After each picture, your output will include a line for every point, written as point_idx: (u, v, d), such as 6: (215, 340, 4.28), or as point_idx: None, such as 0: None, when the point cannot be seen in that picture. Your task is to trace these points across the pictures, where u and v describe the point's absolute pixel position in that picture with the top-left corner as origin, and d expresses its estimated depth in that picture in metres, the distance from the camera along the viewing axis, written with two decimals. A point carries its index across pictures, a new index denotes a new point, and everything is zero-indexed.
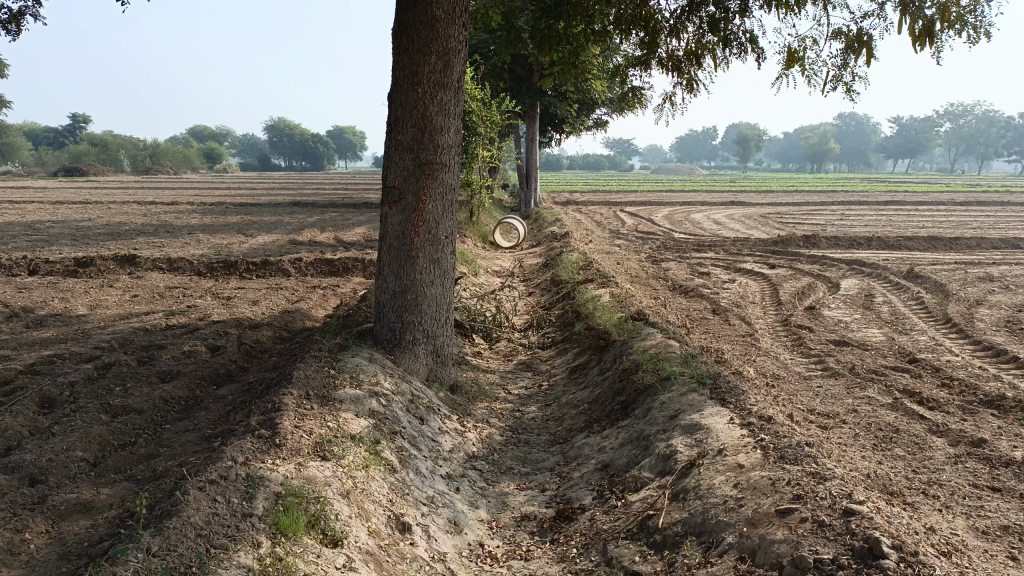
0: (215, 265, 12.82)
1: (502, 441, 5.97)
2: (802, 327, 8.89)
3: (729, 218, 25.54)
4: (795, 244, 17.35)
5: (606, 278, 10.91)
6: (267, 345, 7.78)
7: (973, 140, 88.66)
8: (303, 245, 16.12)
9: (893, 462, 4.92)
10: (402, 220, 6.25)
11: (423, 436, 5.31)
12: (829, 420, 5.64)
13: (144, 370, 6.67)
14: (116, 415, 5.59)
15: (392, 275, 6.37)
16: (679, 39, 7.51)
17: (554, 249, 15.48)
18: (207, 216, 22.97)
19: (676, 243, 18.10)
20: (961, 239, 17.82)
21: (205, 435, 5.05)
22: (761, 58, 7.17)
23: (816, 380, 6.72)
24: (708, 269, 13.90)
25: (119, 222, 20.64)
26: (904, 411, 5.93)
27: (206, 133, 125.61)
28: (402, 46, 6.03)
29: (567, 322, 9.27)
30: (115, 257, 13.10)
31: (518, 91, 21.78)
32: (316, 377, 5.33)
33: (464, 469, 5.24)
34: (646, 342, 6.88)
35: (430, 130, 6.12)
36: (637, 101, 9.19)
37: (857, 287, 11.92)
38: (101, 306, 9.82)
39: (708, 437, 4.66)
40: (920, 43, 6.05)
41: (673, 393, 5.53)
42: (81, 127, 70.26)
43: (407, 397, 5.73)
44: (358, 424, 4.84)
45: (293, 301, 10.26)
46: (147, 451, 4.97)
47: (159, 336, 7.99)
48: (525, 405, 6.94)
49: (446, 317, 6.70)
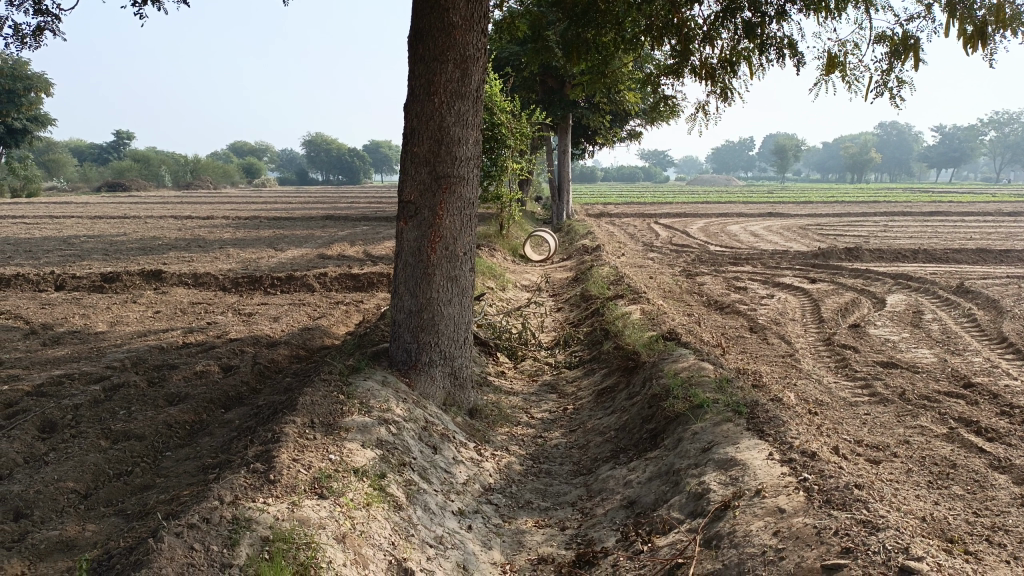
0: (240, 280, 12.65)
1: (522, 472, 5.58)
2: (846, 346, 8.38)
3: (766, 229, 24.96)
4: (836, 257, 16.73)
5: (638, 294, 10.46)
6: (281, 364, 7.51)
7: (1020, 148, 86.25)
8: (331, 259, 15.94)
9: (951, 503, 4.43)
10: (418, 236, 5.93)
11: (434, 468, 4.96)
12: (878, 453, 5.17)
13: (152, 392, 6.41)
14: (117, 441, 5.34)
15: (408, 294, 6.05)
16: (713, 46, 7.11)
17: (585, 262, 15.09)
18: (239, 230, 22.99)
19: (712, 256, 17.61)
20: (1012, 251, 17.01)
21: (202, 466, 4.75)
22: (799, 64, 6.74)
23: (862, 407, 6.24)
24: (745, 284, 13.40)
25: (153, 236, 20.74)
26: (961, 442, 5.42)
27: (245, 148, 127.69)
28: (418, 54, 5.72)
29: (595, 340, 8.87)
30: (141, 272, 13.01)
31: (550, 102, 21.48)
32: (323, 403, 5.00)
33: (478, 504, 4.86)
34: (678, 364, 6.45)
35: (447, 141, 5.79)
36: (671, 110, 8.78)
37: (904, 303, 11.33)
38: (121, 323, 9.66)
39: (744, 474, 4.23)
40: (971, 45, 5.55)
41: (706, 422, 5.09)
42: (124, 143, 71.78)
43: (420, 424, 5.38)
44: (363, 456, 4.50)
45: (314, 318, 10.01)
46: (143, 482, 4.69)
47: (173, 355, 7.76)
48: (548, 431, 6.54)
49: (465, 338, 6.35)
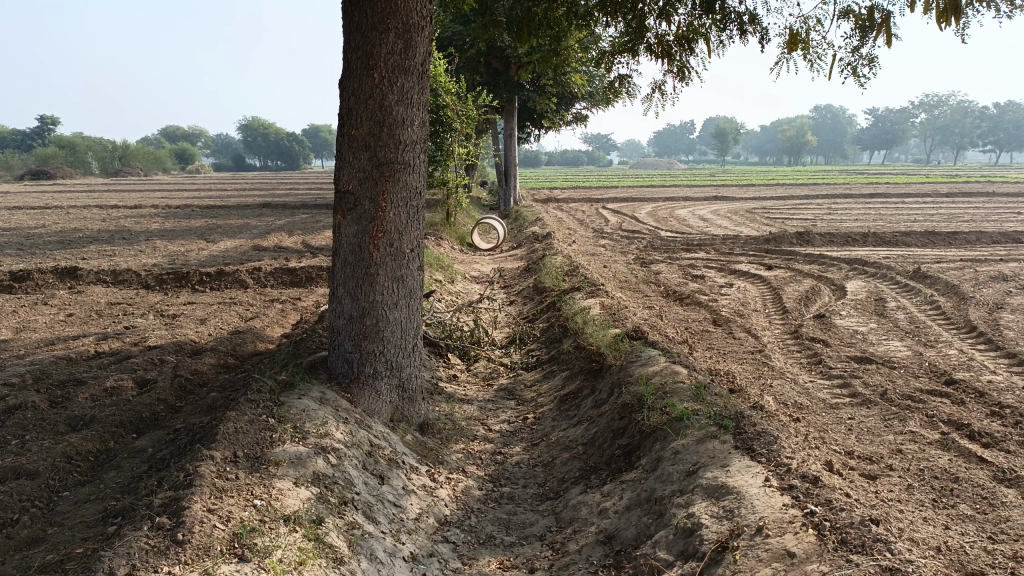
0: (165, 276, 11.66)
1: (481, 498, 4.96)
2: (816, 340, 7.97)
3: (714, 214, 24.76)
4: (788, 241, 16.47)
5: (595, 285, 9.88)
6: (207, 376, 6.71)
7: (948, 131, 88.49)
8: (267, 251, 14.99)
9: (963, 527, 3.95)
10: (358, 231, 5.21)
11: (381, 503, 4.30)
12: (873, 467, 4.70)
13: (52, 416, 5.57)
14: (4, 480, 4.52)
15: (348, 297, 5.34)
16: (671, 22, 6.42)
17: (536, 251, 14.50)
18: (169, 220, 21.68)
19: (664, 242, 17.23)
20: (959, 234, 17.00)
21: (103, 513, 4.00)
22: (762, 42, 6.11)
23: (845, 410, 5.79)
24: (702, 271, 13.00)
25: (75, 228, 19.34)
26: (958, 451, 4.98)
27: (179, 133, 123.25)
28: (354, 23, 4.99)
29: (553, 338, 8.28)
30: (54, 268, 11.89)
31: (495, 84, 20.77)
32: (249, 430, 4.27)
33: (433, 544, 4.22)
34: (648, 368, 5.87)
35: (389, 123, 5.08)
36: (624, 91, 8.13)
37: (865, 290, 11.02)
38: (27, 329, 8.67)
39: (740, 506, 3.68)
40: (945, 21, 4.58)
41: (688, 439, 4.52)
42: (49, 129, 68.44)
43: (364, 450, 4.70)
44: (296, 498, 3.80)
45: (246, 319, 9.19)
46: (31, 535, 3.92)
47: (82, 368, 6.88)
48: (507, 446, 5.94)
49: (413, 344, 5.67)
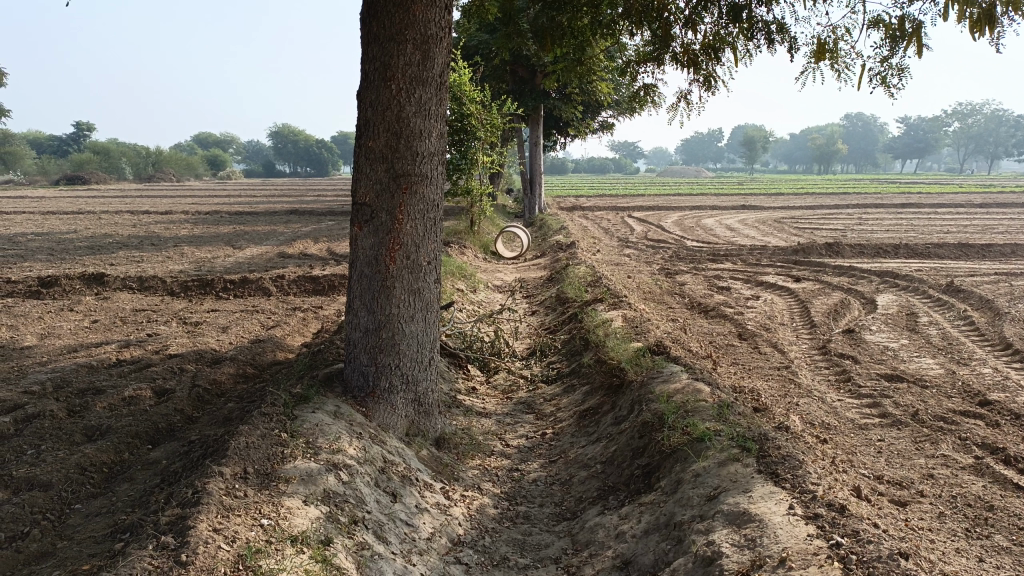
0: (189, 283, 11.72)
1: (496, 517, 4.86)
2: (844, 356, 7.77)
3: (741, 223, 24.49)
4: (817, 253, 16.19)
5: (618, 296, 9.76)
6: (225, 386, 6.68)
7: (983, 140, 86.93)
8: (291, 258, 15.05)
9: (998, 560, 3.77)
10: (374, 243, 5.15)
11: (392, 522, 4.22)
12: (903, 492, 4.53)
13: (69, 425, 5.56)
14: (18, 491, 4.51)
15: (365, 309, 5.27)
16: (697, 31, 6.29)
17: (559, 260, 14.41)
18: (197, 226, 21.91)
19: (690, 252, 17.03)
20: (994, 246, 16.61)
21: (112, 528, 3.96)
22: (790, 51, 5.97)
23: (874, 431, 5.60)
24: (728, 283, 12.81)
25: (105, 233, 19.60)
26: (993, 477, 4.78)
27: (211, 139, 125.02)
28: (372, 34, 4.93)
29: (574, 350, 8.16)
30: (82, 274, 12.01)
31: (521, 92, 20.74)
32: (260, 445, 4.20)
33: (444, 565, 4.13)
34: (669, 385, 5.73)
35: (406, 134, 5.02)
36: (649, 100, 8.02)
37: (896, 304, 10.76)
38: (52, 335, 8.74)
39: (762, 535, 3.53)
40: (978, 31, 4.41)
41: (709, 462, 4.38)
42: (84, 134, 69.79)
43: (377, 466, 4.62)
44: (305, 517, 3.73)
45: (267, 327, 9.18)
46: (40, 549, 3.89)
47: (102, 376, 6.89)
48: (525, 462, 5.83)
49: (430, 358, 5.59)
